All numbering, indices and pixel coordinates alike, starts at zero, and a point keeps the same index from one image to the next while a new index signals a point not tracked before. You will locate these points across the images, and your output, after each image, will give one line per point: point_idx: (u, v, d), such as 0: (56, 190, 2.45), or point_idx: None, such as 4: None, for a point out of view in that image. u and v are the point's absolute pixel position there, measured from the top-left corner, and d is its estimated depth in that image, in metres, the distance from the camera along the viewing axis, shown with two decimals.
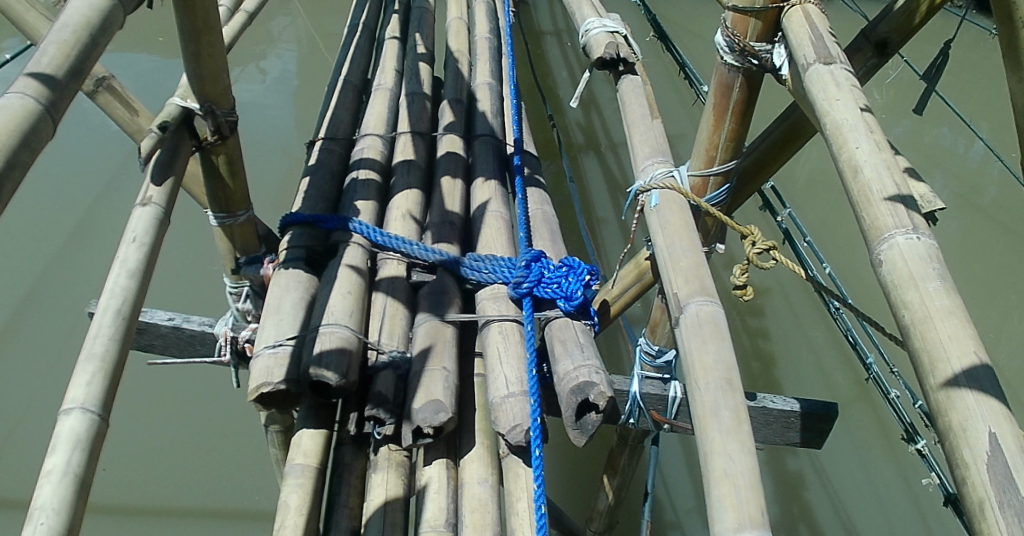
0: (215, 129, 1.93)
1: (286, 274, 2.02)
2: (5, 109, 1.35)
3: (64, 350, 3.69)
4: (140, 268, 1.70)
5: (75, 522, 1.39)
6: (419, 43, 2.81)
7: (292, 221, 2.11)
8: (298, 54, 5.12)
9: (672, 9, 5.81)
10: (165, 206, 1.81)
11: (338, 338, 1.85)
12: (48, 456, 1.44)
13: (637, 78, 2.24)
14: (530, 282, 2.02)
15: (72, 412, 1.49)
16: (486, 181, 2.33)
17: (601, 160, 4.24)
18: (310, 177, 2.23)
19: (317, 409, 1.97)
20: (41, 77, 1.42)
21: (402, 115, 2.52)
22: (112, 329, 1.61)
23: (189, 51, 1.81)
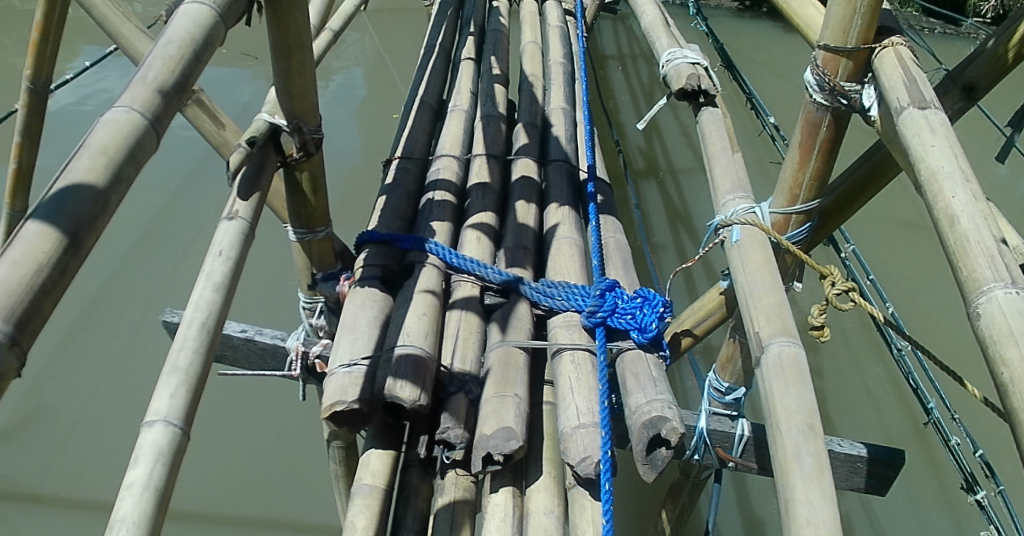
0: (301, 146, 1.95)
1: (362, 292, 2.03)
2: (114, 123, 1.36)
3: (128, 351, 3.75)
4: (225, 281, 1.71)
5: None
6: (494, 65, 2.83)
7: (368, 239, 2.12)
8: (363, 68, 5.19)
9: (737, 37, 5.80)
10: (250, 221, 1.83)
11: (413, 359, 1.85)
12: (130, 467, 1.45)
13: (717, 110, 2.27)
14: (604, 311, 2.00)
15: (155, 425, 1.50)
16: (560, 207, 2.32)
17: (661, 187, 4.23)
18: (387, 196, 2.25)
19: (385, 430, 1.95)
20: (148, 91, 1.43)
21: (477, 136, 2.55)
22: (197, 341, 1.62)
23: (280, 68, 1.85)
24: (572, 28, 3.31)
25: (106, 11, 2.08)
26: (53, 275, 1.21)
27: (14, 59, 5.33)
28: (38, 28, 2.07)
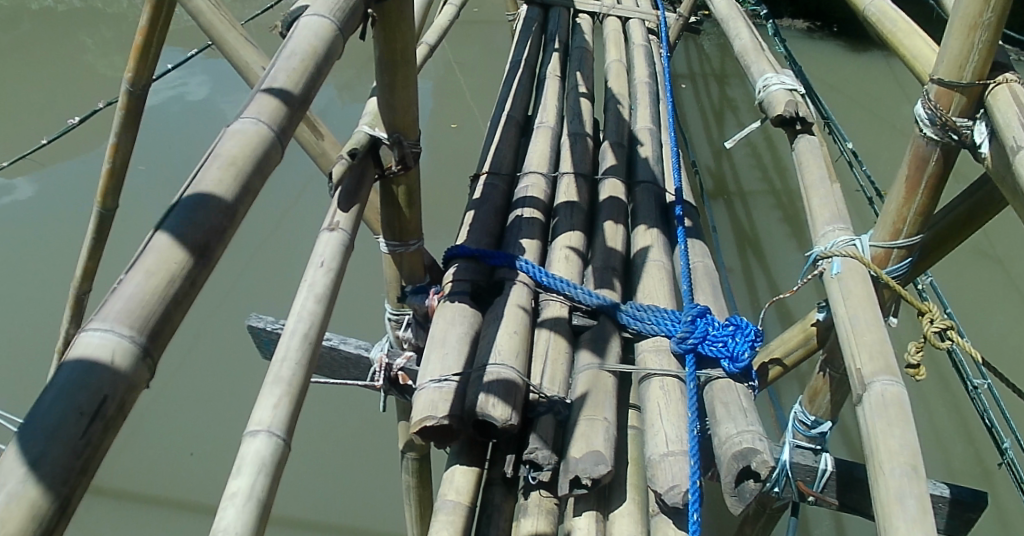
0: (399, 159, 1.96)
1: (451, 307, 2.05)
2: (242, 135, 1.36)
3: (198, 346, 3.79)
4: (326, 293, 1.72)
5: None
6: (579, 83, 3.06)
7: (457, 254, 2.15)
8: (435, 78, 5.23)
9: (809, 57, 5.75)
10: (350, 233, 1.83)
11: (504, 377, 1.85)
12: (232, 478, 1.38)
13: (814, 139, 2.26)
14: (696, 337, 1.99)
15: (258, 435, 1.45)
16: (648, 229, 2.45)
17: (731, 208, 4.21)
18: (475, 211, 2.34)
19: (469, 446, 1.93)
20: (274, 103, 1.42)
21: (564, 152, 2.73)
22: (298, 353, 1.61)
23: (384, 81, 1.87)
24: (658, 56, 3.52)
25: (215, 20, 2.02)
26: (183, 286, 1.18)
27: (94, 59, 5.45)
28: (143, 32, 2.04)
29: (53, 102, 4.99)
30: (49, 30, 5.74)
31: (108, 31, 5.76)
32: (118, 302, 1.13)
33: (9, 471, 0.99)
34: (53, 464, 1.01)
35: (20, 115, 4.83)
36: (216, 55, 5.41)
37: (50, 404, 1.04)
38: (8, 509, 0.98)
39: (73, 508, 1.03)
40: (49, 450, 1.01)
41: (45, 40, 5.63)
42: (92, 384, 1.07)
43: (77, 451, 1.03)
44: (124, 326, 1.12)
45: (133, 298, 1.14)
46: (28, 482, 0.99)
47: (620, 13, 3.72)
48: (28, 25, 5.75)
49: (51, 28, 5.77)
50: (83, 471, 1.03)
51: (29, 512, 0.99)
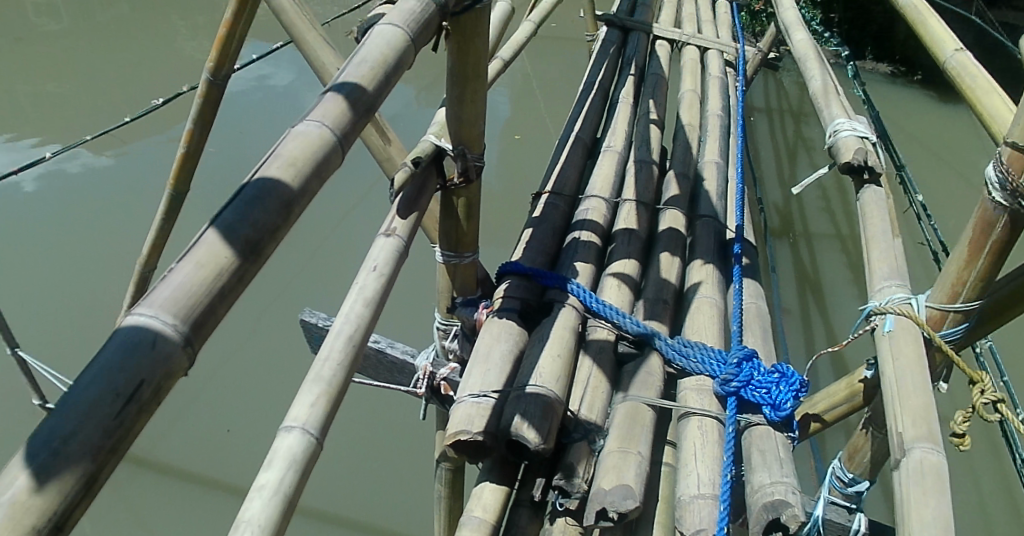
0: (462, 171, 1.97)
1: (498, 323, 2.05)
2: (304, 136, 1.35)
3: (251, 332, 3.86)
4: (376, 297, 1.71)
5: None
6: (651, 110, 3.05)
7: (511, 270, 2.16)
8: (512, 91, 5.25)
9: (890, 104, 5.64)
10: (406, 239, 1.84)
11: (542, 400, 1.85)
12: (263, 470, 1.39)
13: (881, 190, 2.21)
14: (739, 381, 1.98)
15: (292, 431, 1.45)
16: (704, 264, 2.46)
17: (794, 249, 4.16)
18: (534, 229, 2.35)
19: (501, 465, 1.93)
20: (338, 107, 1.42)
21: (628, 178, 2.72)
22: (341, 355, 1.59)
23: (453, 94, 1.90)
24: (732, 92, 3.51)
25: (295, 18, 2.04)
26: (231, 281, 1.17)
27: (182, 43, 5.61)
28: (227, 23, 2.06)
29: (139, 80, 5.14)
30: (146, 14, 5.94)
31: (202, 19, 5.93)
32: (166, 290, 1.13)
33: (40, 444, 0.99)
34: (83, 442, 1.00)
35: (109, 92, 5.00)
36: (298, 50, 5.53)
37: (89, 383, 1.03)
38: (36, 481, 0.97)
39: (97, 487, 1.02)
40: (82, 429, 1.00)
41: (142, 23, 5.83)
42: (131, 368, 1.06)
43: (108, 431, 1.02)
44: (168, 315, 1.10)
45: (181, 287, 1.13)
46: (57, 457, 0.99)
47: (699, 42, 3.71)
48: (126, 9, 5.98)
49: (149, 12, 5.97)
50: (112, 452, 1.02)
51: (55, 487, 0.98)
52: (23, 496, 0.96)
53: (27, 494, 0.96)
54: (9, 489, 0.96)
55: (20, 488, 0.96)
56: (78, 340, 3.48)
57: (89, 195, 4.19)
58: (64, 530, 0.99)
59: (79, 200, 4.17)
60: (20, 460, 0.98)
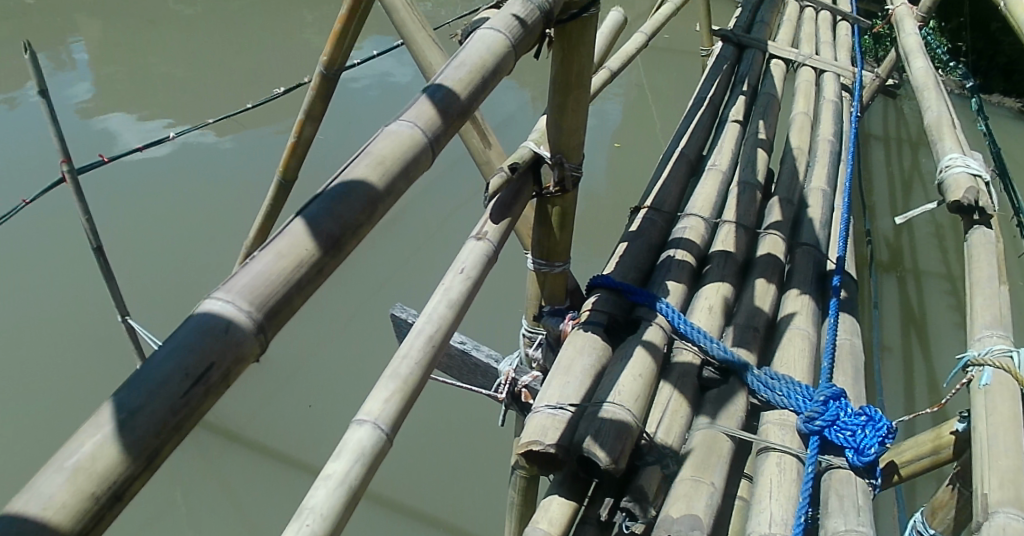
0: (558, 181, 1.96)
1: (583, 336, 2.03)
2: (395, 135, 1.32)
3: (345, 320, 3.93)
4: (460, 299, 1.67)
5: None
6: (761, 131, 2.97)
7: (600, 284, 2.15)
8: (625, 101, 5.20)
9: (1018, 145, 5.35)
10: (496, 244, 1.82)
11: (618, 419, 1.83)
12: (332, 460, 1.41)
13: (990, 232, 2.11)
14: (824, 420, 1.90)
15: (364, 425, 1.46)
16: (800, 295, 2.39)
17: (902, 285, 4.00)
18: (628, 243, 2.33)
19: (572, 480, 1.91)
20: (433, 109, 1.39)
21: (730, 200, 2.66)
22: (420, 353, 1.58)
23: (555, 102, 1.90)
24: (848, 117, 3.41)
25: (405, 17, 2.05)
26: (310, 273, 1.13)
27: (307, 36, 5.77)
28: (342, 19, 2.10)
29: (263, 69, 5.32)
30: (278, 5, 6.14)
31: (328, 11, 6.09)
32: (245, 277, 1.09)
33: (110, 415, 0.96)
34: (150, 417, 0.97)
35: (234, 77, 5.18)
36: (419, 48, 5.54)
37: (163, 360, 1.00)
38: (101, 449, 0.94)
39: (159, 462, 0.98)
40: (149, 404, 0.97)
41: (272, 13, 6.04)
42: (204, 349, 1.02)
43: (174, 409, 0.98)
44: (244, 301, 1.06)
45: (260, 276, 1.09)
46: (125, 427, 0.96)
47: (816, 64, 3.59)
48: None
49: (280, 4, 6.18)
50: (176, 429, 0.98)
51: (120, 456, 0.95)
52: (86, 463, 0.93)
53: (92, 460, 0.93)
54: (77, 453, 0.94)
55: (86, 454, 0.93)
56: (181, 310, 3.61)
57: (207, 173, 4.35)
58: (123, 501, 0.95)
59: (195, 175, 4.34)
60: (90, 428, 0.95)
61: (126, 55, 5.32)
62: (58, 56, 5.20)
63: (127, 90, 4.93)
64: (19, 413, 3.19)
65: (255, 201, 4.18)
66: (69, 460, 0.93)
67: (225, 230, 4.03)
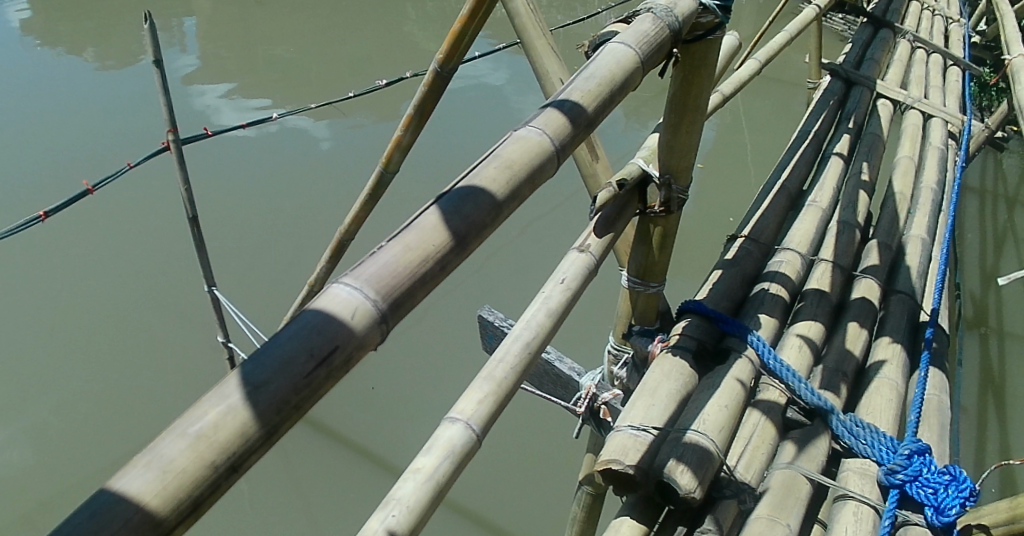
0: (664, 201, 1.92)
1: (671, 360, 2.00)
2: (524, 141, 1.32)
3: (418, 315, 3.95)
4: (559, 310, 1.65)
5: (415, 531, 1.35)
6: (864, 170, 2.90)
7: (693, 309, 2.11)
8: (718, 126, 5.14)
9: None
10: (597, 258, 1.77)
11: (701, 449, 1.80)
12: (422, 454, 1.42)
13: None
14: (906, 475, 1.86)
15: (456, 423, 1.46)
16: (892, 343, 2.32)
17: (985, 344, 3.87)
18: (723, 272, 2.30)
19: (645, 503, 1.89)
20: (562, 118, 1.39)
21: (828, 238, 2.60)
22: (516, 359, 1.56)
23: (669, 122, 1.87)
24: (953, 166, 3.31)
25: (527, 23, 1.99)
26: (433, 269, 1.13)
27: (408, 29, 5.82)
28: (461, 20, 2.06)
29: (362, 59, 5.39)
30: None
31: (431, 8, 6.14)
32: (373, 266, 1.09)
33: (234, 388, 0.97)
34: (273, 394, 0.97)
35: (333, 65, 5.26)
36: (519, 53, 5.49)
37: (289, 337, 1.01)
38: (224, 419, 0.95)
39: (277, 438, 0.99)
40: (274, 380, 0.98)
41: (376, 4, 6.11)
42: (330, 331, 1.03)
43: (297, 387, 0.99)
44: (371, 289, 1.07)
45: (386, 267, 1.10)
46: (248, 401, 0.96)
47: (924, 108, 3.48)
48: None
49: None
50: (296, 408, 0.99)
51: (241, 429, 0.96)
52: (208, 432, 0.94)
53: (214, 429, 0.94)
54: (200, 421, 0.94)
55: (209, 423, 0.94)
56: (261, 288, 3.67)
57: (298, 155, 4.41)
58: (239, 472, 0.96)
59: (286, 156, 4.41)
60: (215, 397, 0.96)
61: (233, 35, 5.46)
62: (170, 30, 5.38)
63: (231, 69, 5.06)
64: (104, 372, 3.30)
65: (341, 188, 4.23)
66: (192, 427, 0.94)
67: (310, 213, 4.08)
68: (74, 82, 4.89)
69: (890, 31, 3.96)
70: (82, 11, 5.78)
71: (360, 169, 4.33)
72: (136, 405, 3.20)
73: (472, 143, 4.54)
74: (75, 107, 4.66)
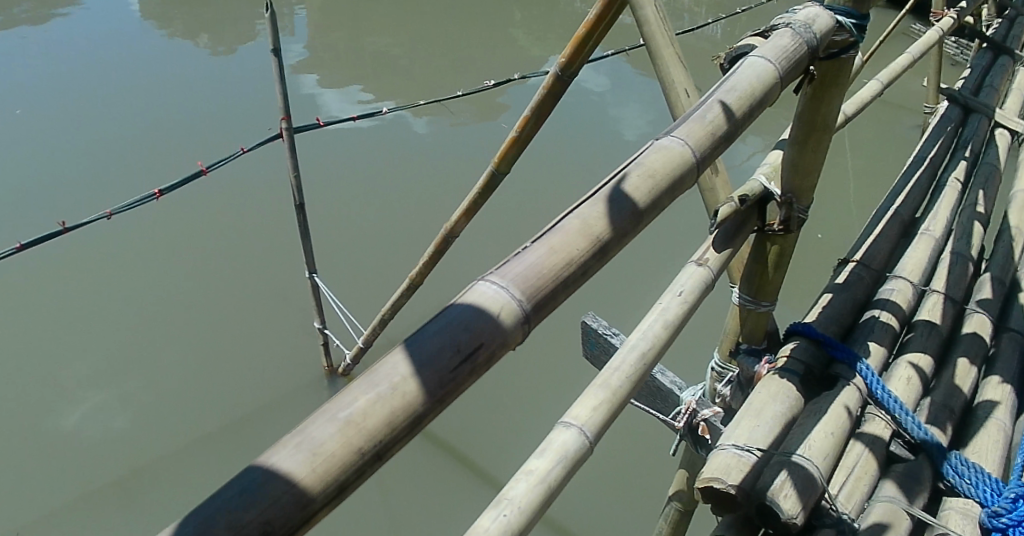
0: (784, 220, 1.90)
1: (778, 381, 1.96)
2: (667, 150, 1.38)
3: None
4: (676, 323, 1.64)
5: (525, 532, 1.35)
6: (980, 202, 2.81)
7: (802, 332, 2.06)
8: None
9: None
10: (715, 273, 1.75)
11: (805, 474, 1.77)
12: (535, 457, 1.42)
13: None
14: (1010, 519, 1.78)
15: (570, 428, 1.46)
16: (1002, 383, 2.22)
17: None
18: (833, 295, 2.26)
19: (742, 525, 1.86)
20: (704, 128, 1.42)
21: (941, 268, 2.52)
22: (632, 368, 1.55)
23: (796, 140, 1.84)
24: None
25: (656, 32, 1.98)
26: (577, 273, 1.23)
27: (513, 31, 5.85)
28: (588, 24, 2.04)
29: (465, 59, 5.45)
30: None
31: (536, 11, 6.16)
32: (520, 267, 1.21)
33: (383, 378, 1.09)
34: (420, 385, 1.09)
35: (437, 64, 5.34)
36: (624, 60, 5.46)
37: (438, 332, 1.13)
38: (372, 407, 1.07)
39: (420, 428, 1.11)
40: (422, 372, 1.10)
41: (483, 5, 6.17)
42: (476, 329, 1.14)
43: (442, 382, 1.11)
44: (517, 290, 1.19)
45: (532, 267, 1.21)
46: (396, 391, 1.09)
47: None
48: None
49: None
50: (440, 401, 1.10)
51: (388, 417, 1.08)
52: (358, 418, 1.07)
53: (363, 416, 1.07)
54: (350, 407, 1.07)
55: (358, 410, 1.07)
56: (355, 277, 3.73)
57: (397, 148, 4.49)
58: (382, 460, 1.08)
59: (386, 149, 4.48)
60: (365, 385, 1.09)
61: (343, 31, 5.61)
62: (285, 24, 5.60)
63: (339, 63, 5.19)
64: (207, 345, 3.45)
65: (437, 183, 4.27)
66: (342, 412, 1.07)
67: (405, 205, 4.13)
68: (193, 68, 5.12)
69: (1011, 58, 3.83)
70: (204, 4, 6.05)
71: (456, 166, 4.37)
72: (233, 382, 3.33)
73: (568, 148, 4.55)
74: (190, 93, 4.85)
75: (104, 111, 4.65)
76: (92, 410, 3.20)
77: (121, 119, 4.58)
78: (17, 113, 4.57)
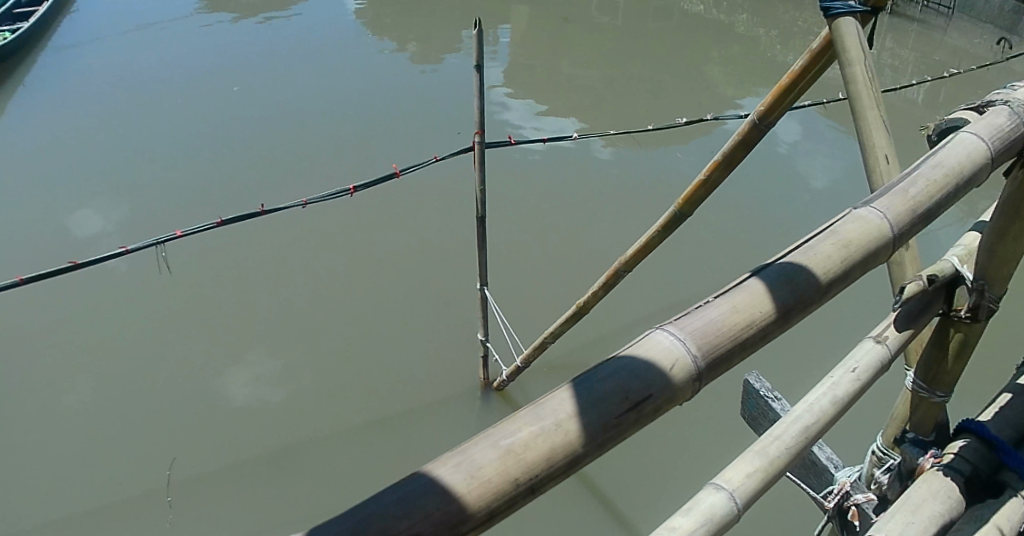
0: (973, 307, 1.76)
1: (940, 480, 1.80)
2: (864, 222, 1.39)
3: None
4: (845, 400, 1.56)
5: None
6: None
7: (973, 429, 1.87)
8: None
9: None
10: (893, 353, 1.64)
11: None
12: (681, 515, 1.38)
13: None
14: None
15: (720, 491, 1.41)
16: None
17: None
18: (1013, 396, 2.06)
19: None
20: (905, 206, 1.42)
21: None
22: (793, 439, 1.50)
23: (995, 226, 1.73)
24: None
25: (863, 90, 1.91)
26: (756, 336, 1.26)
27: (710, 69, 5.82)
28: (794, 74, 1.99)
29: (660, 90, 5.44)
30: (690, 39, 6.29)
31: (737, 53, 6.11)
32: (698, 321, 1.24)
33: (552, 414, 1.14)
34: (585, 425, 1.14)
35: (628, 95, 5.36)
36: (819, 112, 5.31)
37: (610, 376, 1.17)
38: (534, 440, 1.12)
39: (577, 469, 1.15)
40: (590, 413, 1.14)
41: (683, 44, 6.18)
42: (647, 379, 1.19)
43: (606, 426, 1.15)
44: (693, 344, 1.22)
45: (711, 323, 1.24)
46: (559, 427, 1.13)
47: None
48: (674, 32, 6.39)
49: (693, 37, 6.32)
50: (601, 444, 1.14)
51: (549, 451, 1.12)
52: (519, 448, 1.11)
53: (524, 447, 1.12)
54: (512, 436, 1.12)
55: (520, 440, 1.12)
56: (515, 294, 3.76)
57: (575, 175, 4.54)
58: (535, 494, 1.12)
59: (561, 175, 4.53)
60: (530, 417, 1.13)
61: (540, 57, 5.76)
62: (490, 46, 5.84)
63: (535, 87, 5.34)
64: (370, 339, 3.57)
65: (607, 212, 4.27)
66: (504, 440, 1.12)
67: (576, 230, 4.14)
68: (396, 73, 5.37)
69: None
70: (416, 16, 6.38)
71: (628, 198, 4.36)
72: (390, 379, 3.42)
73: (743, 197, 4.47)
74: (388, 97, 5.09)
75: (308, 100, 5.00)
76: (254, 385, 3.38)
77: (322, 112, 4.87)
78: (234, 90, 5.07)
